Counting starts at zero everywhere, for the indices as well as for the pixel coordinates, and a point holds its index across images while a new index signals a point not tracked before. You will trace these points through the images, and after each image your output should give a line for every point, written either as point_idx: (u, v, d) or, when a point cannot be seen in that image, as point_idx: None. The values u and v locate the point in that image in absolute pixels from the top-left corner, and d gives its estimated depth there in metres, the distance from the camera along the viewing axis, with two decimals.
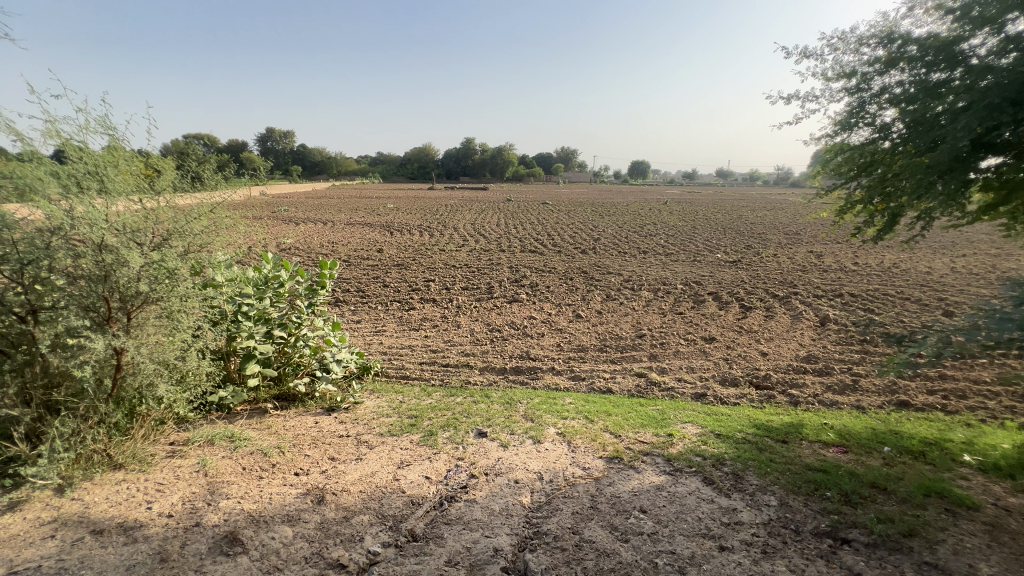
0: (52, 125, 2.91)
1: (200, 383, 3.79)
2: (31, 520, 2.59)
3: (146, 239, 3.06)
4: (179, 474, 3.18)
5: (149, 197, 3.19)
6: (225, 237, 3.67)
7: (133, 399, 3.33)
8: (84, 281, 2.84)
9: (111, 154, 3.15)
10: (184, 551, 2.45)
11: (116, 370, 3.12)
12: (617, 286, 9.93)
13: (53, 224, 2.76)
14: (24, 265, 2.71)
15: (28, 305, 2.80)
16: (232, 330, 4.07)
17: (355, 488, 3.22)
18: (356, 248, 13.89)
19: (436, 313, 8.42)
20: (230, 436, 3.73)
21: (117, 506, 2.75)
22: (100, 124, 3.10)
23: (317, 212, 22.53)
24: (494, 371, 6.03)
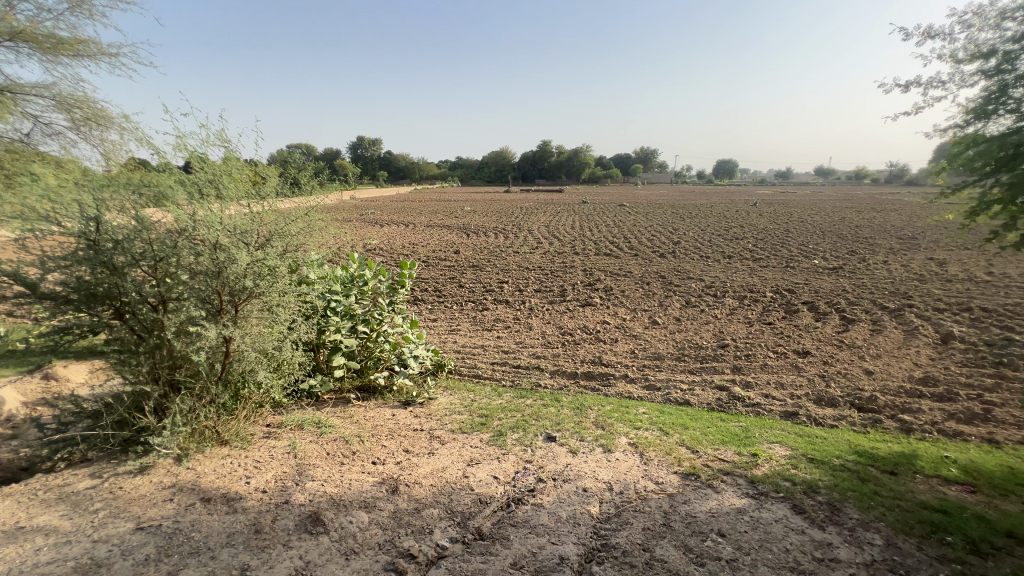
0: (182, 139, 3.32)
1: (293, 371, 4.17)
2: (156, 483, 2.97)
3: (252, 239, 3.39)
4: (273, 454, 3.49)
5: (255, 202, 3.53)
6: (318, 237, 4.00)
7: (238, 383, 3.73)
8: (203, 276, 3.22)
9: (225, 163, 3.53)
10: (274, 526, 2.67)
11: (225, 356, 3.51)
12: (698, 293, 9.41)
13: (179, 226, 3.13)
14: (157, 261, 3.12)
15: (159, 296, 3.20)
16: (322, 323, 4.44)
17: (427, 481, 3.33)
18: (435, 249, 14.46)
19: (509, 315, 8.51)
20: (317, 422, 4.03)
21: (221, 479, 3.06)
22: (218, 138, 3.47)
23: (400, 215, 23.72)
24: (565, 375, 5.96)
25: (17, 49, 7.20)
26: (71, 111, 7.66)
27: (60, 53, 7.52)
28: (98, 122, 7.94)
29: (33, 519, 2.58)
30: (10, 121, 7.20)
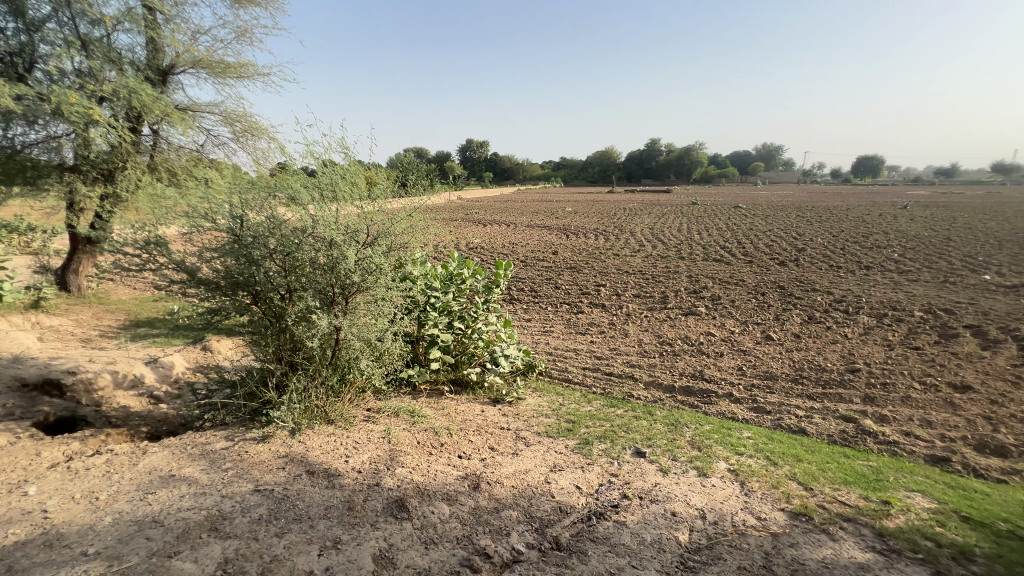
0: (310, 147, 3.71)
1: (393, 361, 4.44)
2: (273, 452, 3.35)
3: (362, 237, 3.67)
4: (370, 437, 3.75)
5: (367, 204, 3.82)
6: (420, 237, 4.23)
7: (345, 368, 4.08)
8: (320, 271, 3.57)
9: (344, 168, 3.88)
10: (365, 505, 2.83)
11: (335, 343, 3.87)
12: (823, 307, 8.31)
13: (303, 225, 3.50)
14: (284, 256, 3.52)
15: (285, 286, 3.62)
16: (421, 317, 4.65)
17: (509, 482, 3.34)
18: (533, 250, 14.60)
19: (605, 319, 8.28)
20: (411, 411, 4.27)
21: (325, 455, 3.35)
22: (339, 145, 3.83)
23: (502, 215, 24.39)
24: (660, 388, 5.63)
25: (198, 75, 8.69)
26: (234, 124, 9.04)
27: (228, 77, 8.90)
28: (253, 134, 9.27)
29: (180, 469, 3.02)
30: (190, 135, 8.70)
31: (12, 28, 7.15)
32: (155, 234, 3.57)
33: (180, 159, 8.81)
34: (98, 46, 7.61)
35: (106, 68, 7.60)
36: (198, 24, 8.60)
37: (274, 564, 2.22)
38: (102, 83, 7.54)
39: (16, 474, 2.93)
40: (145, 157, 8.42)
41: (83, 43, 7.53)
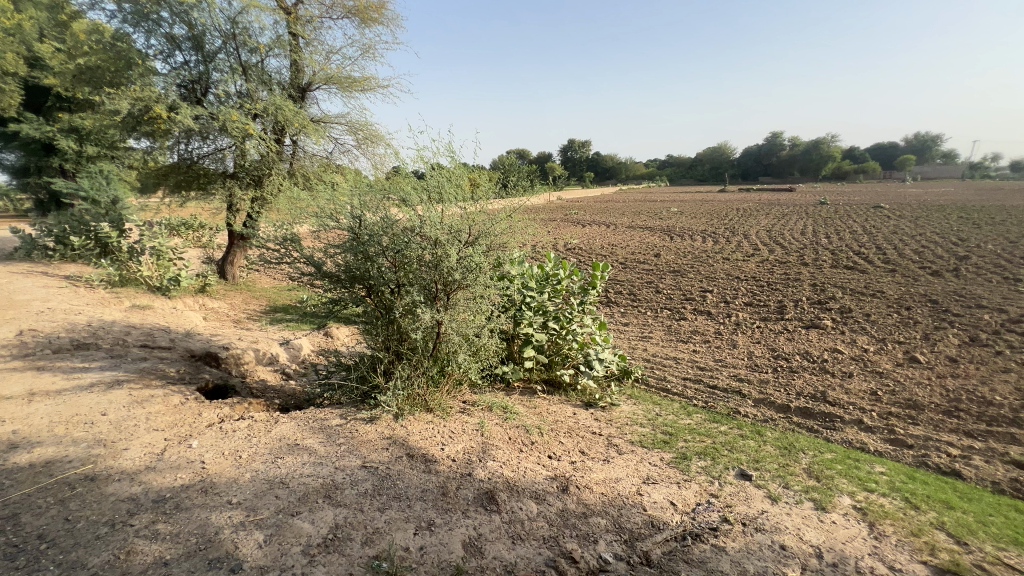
0: (421, 152, 3.97)
1: (488, 357, 4.57)
2: (379, 432, 3.64)
3: (464, 237, 3.83)
4: (465, 428, 3.90)
5: (470, 204, 3.98)
6: (519, 237, 4.31)
7: (444, 360, 4.30)
8: (425, 268, 3.80)
9: (450, 171, 4.08)
10: (458, 493, 2.94)
11: (436, 336, 4.09)
12: (991, 328, 6.91)
13: (411, 224, 3.75)
14: (395, 253, 3.80)
15: (395, 280, 3.91)
16: (517, 316, 4.74)
17: (598, 488, 3.26)
18: (634, 251, 14.12)
19: (710, 327, 7.74)
20: (504, 407, 4.36)
21: (424, 441, 3.55)
22: (446, 149, 4.04)
23: (602, 216, 23.92)
24: (773, 407, 5.10)
25: (330, 91, 9.77)
26: (357, 133, 10.00)
27: (355, 91, 9.86)
28: (372, 141, 10.19)
29: (302, 439, 3.40)
30: (322, 144, 9.81)
31: (194, 60, 8.66)
32: (291, 232, 4.08)
33: (313, 165, 9.97)
34: (254, 70, 8.92)
35: (259, 89, 8.87)
36: (331, 45, 9.65)
37: (376, 536, 2.42)
38: (256, 102, 8.82)
39: (184, 428, 3.53)
40: (286, 164, 9.66)
41: (243, 69, 8.87)
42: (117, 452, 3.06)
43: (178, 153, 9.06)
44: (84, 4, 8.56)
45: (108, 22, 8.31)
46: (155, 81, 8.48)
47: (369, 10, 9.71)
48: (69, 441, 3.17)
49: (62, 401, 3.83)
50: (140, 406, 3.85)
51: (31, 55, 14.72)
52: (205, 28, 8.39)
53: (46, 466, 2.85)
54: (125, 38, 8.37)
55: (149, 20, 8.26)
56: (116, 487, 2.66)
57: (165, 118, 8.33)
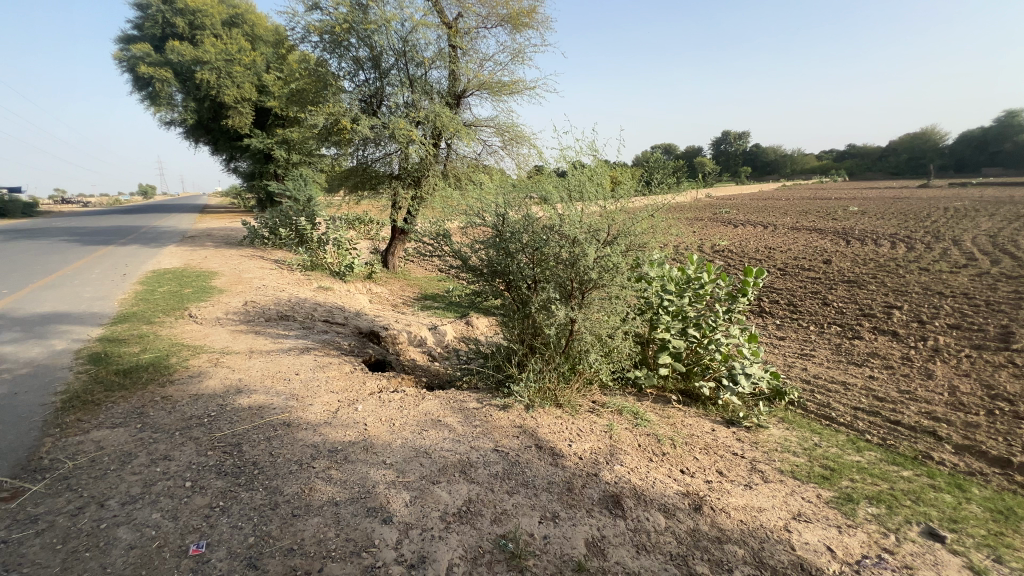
0: (563, 151, 4.03)
1: (621, 360, 4.47)
2: (510, 420, 3.80)
3: (603, 236, 3.77)
4: (593, 428, 3.84)
5: (611, 203, 3.93)
6: (660, 237, 4.11)
7: (576, 358, 4.32)
8: (562, 266, 3.84)
9: (592, 169, 4.07)
10: (583, 491, 2.94)
11: (569, 334, 4.14)
12: None
13: (552, 223, 3.83)
14: (534, 250, 3.92)
15: (532, 276, 4.05)
16: (653, 320, 4.54)
17: (737, 515, 2.97)
18: (796, 256, 12.42)
19: (894, 351, 6.45)
20: (634, 413, 4.17)
21: (552, 434, 3.62)
22: (589, 147, 4.04)
23: (759, 215, 21.49)
24: (983, 458, 4.06)
25: (481, 96, 10.45)
26: (503, 134, 10.53)
27: (504, 94, 10.39)
28: (517, 141, 10.65)
29: (444, 416, 3.75)
30: (472, 146, 10.57)
31: (372, 77, 10.01)
32: (443, 228, 4.50)
33: (463, 166, 10.80)
34: (419, 82, 9.98)
35: (422, 98, 9.90)
36: (485, 53, 10.30)
37: (504, 517, 2.55)
38: (419, 111, 9.86)
39: (352, 393, 4.16)
40: (440, 165, 10.63)
41: (410, 82, 9.99)
42: (305, 406, 3.74)
43: (357, 158, 10.60)
44: (297, 39, 10.49)
45: (312, 52, 10.05)
46: (343, 98, 10.02)
47: (521, 16, 10.12)
48: (273, 392, 3.98)
49: (270, 360, 4.81)
50: (321, 371, 4.64)
51: (261, 83, 18.54)
52: (382, 49, 9.62)
53: (259, 409, 3.62)
54: (323, 63, 10.04)
55: (341, 47, 9.74)
56: (303, 434, 3.26)
57: (348, 128, 9.80)
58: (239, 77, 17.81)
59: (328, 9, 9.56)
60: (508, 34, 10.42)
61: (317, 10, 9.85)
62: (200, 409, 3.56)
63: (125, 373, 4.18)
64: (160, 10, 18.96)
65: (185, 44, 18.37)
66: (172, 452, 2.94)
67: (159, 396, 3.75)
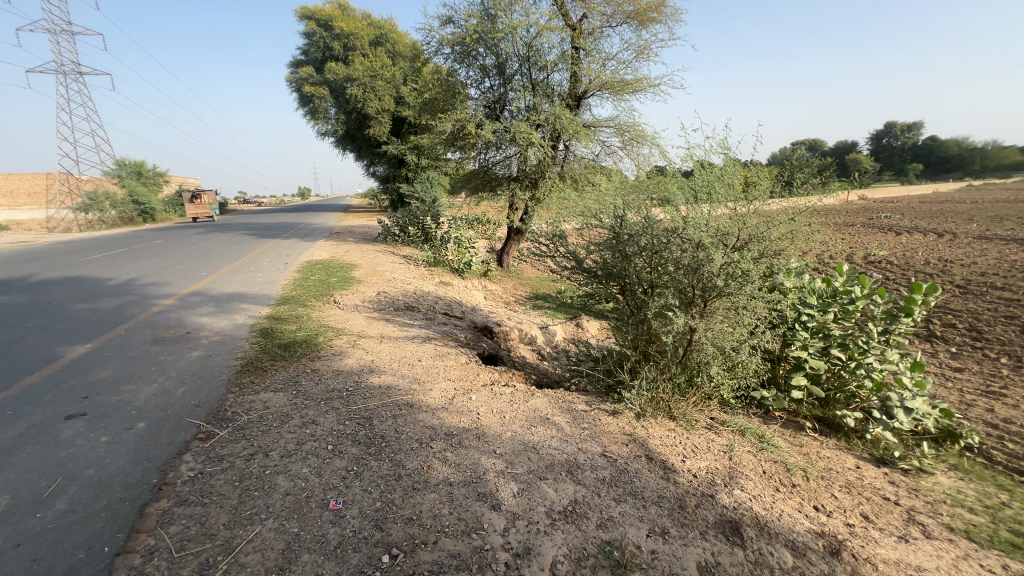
0: (690, 150, 3.81)
1: (746, 376, 4.10)
2: (620, 427, 3.64)
3: (732, 241, 3.47)
4: (711, 446, 3.51)
5: (742, 204, 3.61)
6: (801, 244, 3.66)
7: (694, 369, 4.06)
8: (684, 271, 3.62)
9: (722, 169, 3.80)
10: (697, 510, 2.75)
11: (688, 343, 3.90)
12: None
13: (674, 226, 3.63)
14: (654, 253, 3.77)
15: (650, 280, 3.91)
16: (787, 336, 4.10)
17: (887, 569, 2.54)
18: (983, 271, 10.20)
19: None
20: (760, 436, 3.71)
21: (663, 445, 3.43)
22: (720, 145, 3.77)
23: (931, 221, 18.07)
24: None
25: (603, 96, 10.33)
26: (624, 135, 10.29)
27: (626, 93, 10.12)
28: (638, 141, 10.32)
29: (552, 414, 3.78)
30: (590, 148, 10.50)
31: (497, 84, 10.48)
32: (559, 229, 4.56)
33: (580, 167, 10.81)
34: (541, 86, 10.21)
35: (543, 102, 10.10)
36: (609, 52, 10.15)
37: (610, 523, 2.51)
38: (540, 114, 10.07)
39: (467, 383, 4.41)
40: (558, 167, 10.74)
41: (533, 86, 10.26)
42: (426, 390, 4.07)
43: (479, 162, 11.17)
44: (432, 52, 11.38)
45: (444, 63, 10.81)
46: (469, 104, 10.63)
47: (649, 11, 9.78)
48: (399, 374, 4.39)
49: (397, 346, 5.31)
50: (441, 360, 4.99)
51: (398, 95, 20.40)
52: (507, 56, 9.99)
53: (387, 389, 4.02)
54: (453, 73, 10.75)
55: (470, 56, 10.31)
56: (423, 416, 3.54)
57: (473, 133, 10.37)
58: (381, 91, 19.84)
59: (461, 22, 10.20)
60: (634, 31, 10.14)
61: (450, 24, 10.58)
62: (341, 383, 4.07)
63: (285, 346, 4.94)
64: (322, 36, 21.89)
65: (340, 64, 20.98)
66: (319, 418, 3.40)
67: (310, 369, 4.37)
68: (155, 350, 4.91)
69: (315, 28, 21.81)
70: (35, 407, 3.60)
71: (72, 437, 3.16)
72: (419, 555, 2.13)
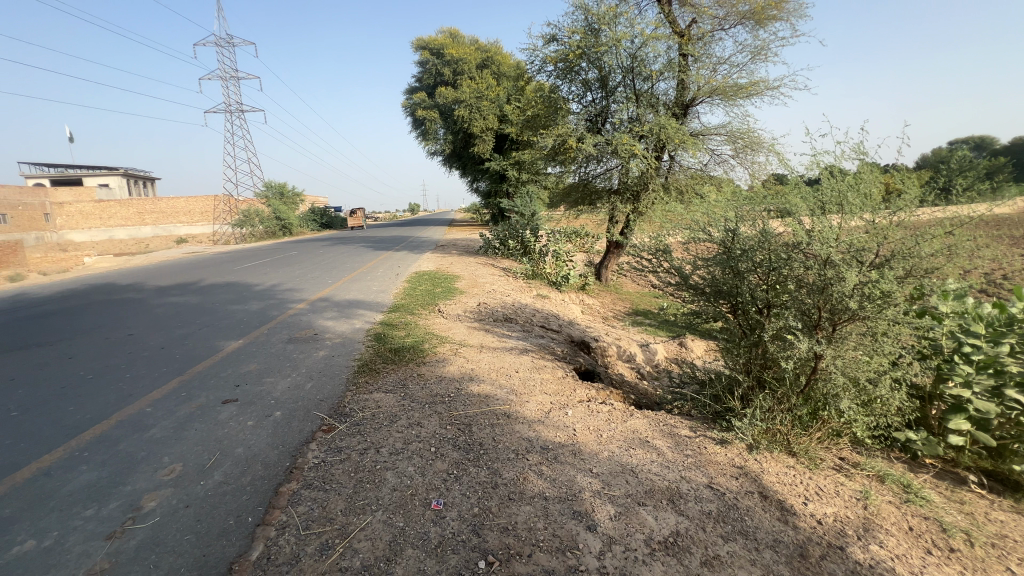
0: (816, 157, 3.46)
1: (886, 414, 3.54)
2: (729, 458, 3.34)
3: (868, 258, 3.06)
4: (840, 490, 3.07)
5: (882, 216, 3.17)
6: (962, 262, 3.09)
7: (820, 402, 3.60)
8: (808, 290, 3.25)
9: (857, 176, 3.38)
10: (822, 563, 2.42)
11: (812, 371, 3.49)
12: None
13: (795, 240, 3.30)
14: (771, 270, 3.45)
15: (766, 299, 3.58)
16: (942, 370, 3.48)
17: None
18: None
19: None
20: (905, 485, 3.16)
21: (780, 483, 3.08)
22: (854, 150, 3.37)
23: None
24: None
25: (713, 102, 9.79)
26: (736, 142, 9.62)
27: (739, 97, 9.48)
28: (753, 148, 9.59)
29: (653, 437, 3.60)
30: (698, 157, 9.99)
31: (599, 97, 10.46)
32: (663, 243, 4.38)
33: (686, 178, 10.33)
34: (645, 96, 9.97)
35: (647, 112, 9.85)
36: (720, 55, 9.62)
37: (716, 562, 2.31)
38: (644, 124, 9.81)
39: (564, 397, 4.40)
40: (662, 178, 10.36)
41: (636, 96, 10.06)
42: (522, 401, 4.13)
43: (579, 175, 11.17)
44: (535, 71, 11.69)
45: (547, 80, 11.05)
46: (571, 119, 10.73)
47: (768, 8, 9.09)
48: (497, 384, 4.51)
49: (496, 356, 5.47)
50: (538, 372, 5.04)
51: (502, 113, 21.18)
52: (610, 68, 9.93)
53: (486, 398, 4.15)
54: (555, 89, 10.93)
55: (573, 72, 10.39)
56: (520, 427, 3.59)
57: (574, 147, 10.42)
58: (486, 110, 20.81)
59: (564, 39, 10.36)
60: (750, 31, 9.49)
61: (554, 42, 10.80)
62: (444, 389, 4.29)
63: (396, 351, 5.35)
64: (434, 64, 23.67)
65: (449, 88, 22.43)
66: (423, 421, 3.61)
67: (417, 374, 4.68)
68: (290, 348, 5.61)
69: (428, 56, 23.63)
70: (201, 391, 4.31)
71: (227, 420, 3.72)
72: (514, 566, 2.15)
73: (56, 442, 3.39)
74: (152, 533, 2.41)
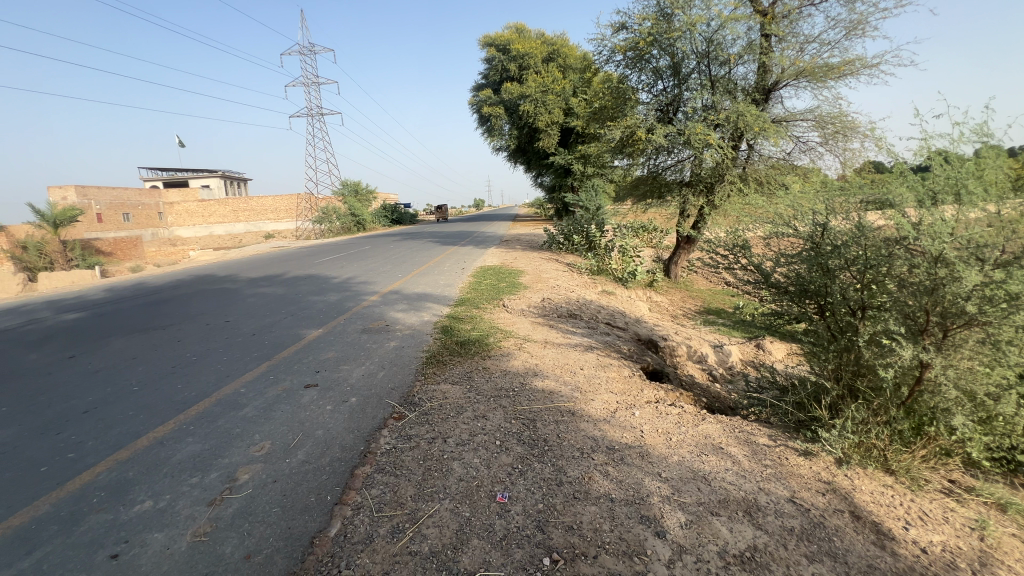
0: (926, 141, 3.10)
1: (1010, 434, 3.08)
2: (814, 471, 3.08)
3: (990, 256, 2.66)
4: (950, 517, 2.72)
5: (1010, 206, 2.76)
6: None
7: (925, 416, 3.21)
8: (913, 291, 2.89)
9: (977, 162, 2.99)
10: None
11: (916, 381, 3.11)
12: None
13: (899, 235, 2.96)
14: (867, 268, 3.12)
15: (860, 301, 3.23)
16: None
17: None
18: None
19: None
20: None
21: (875, 503, 2.79)
22: (975, 132, 2.98)
23: None
24: None
25: (798, 85, 9.05)
26: (825, 127, 8.82)
27: (829, 78, 8.67)
28: (845, 134, 8.74)
29: (727, 444, 3.41)
30: (780, 145, 9.30)
31: (671, 85, 9.99)
32: (741, 238, 4.18)
33: (766, 168, 9.67)
34: (722, 82, 9.42)
35: (724, 99, 9.29)
36: (808, 34, 8.86)
37: None
38: (719, 112, 9.26)
39: (630, 397, 4.29)
40: (739, 169, 9.76)
41: (712, 83, 9.53)
42: (587, 399, 4.07)
43: (648, 168, 10.79)
44: (603, 62, 11.42)
45: (616, 71, 10.75)
46: (640, 109, 10.37)
47: None
48: (562, 380, 4.48)
49: (560, 352, 5.43)
50: (603, 370, 4.95)
51: (568, 107, 20.93)
52: (684, 55, 9.46)
53: (550, 394, 4.13)
54: (625, 80, 10.61)
55: (642, 61, 10.00)
56: (585, 425, 3.55)
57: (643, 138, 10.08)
58: (552, 104, 20.65)
59: (634, 27, 10.01)
60: (843, 5, 8.64)
61: (624, 30, 10.47)
62: (509, 383, 4.33)
63: (462, 344, 5.48)
64: (500, 60, 23.84)
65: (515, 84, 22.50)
66: (489, 413, 3.67)
67: (482, 367, 4.77)
68: (364, 338, 5.93)
69: (495, 53, 23.86)
70: (286, 376, 4.67)
71: (310, 403, 4.00)
72: (579, 566, 2.13)
73: (169, 415, 3.83)
74: (245, 504, 2.64)
